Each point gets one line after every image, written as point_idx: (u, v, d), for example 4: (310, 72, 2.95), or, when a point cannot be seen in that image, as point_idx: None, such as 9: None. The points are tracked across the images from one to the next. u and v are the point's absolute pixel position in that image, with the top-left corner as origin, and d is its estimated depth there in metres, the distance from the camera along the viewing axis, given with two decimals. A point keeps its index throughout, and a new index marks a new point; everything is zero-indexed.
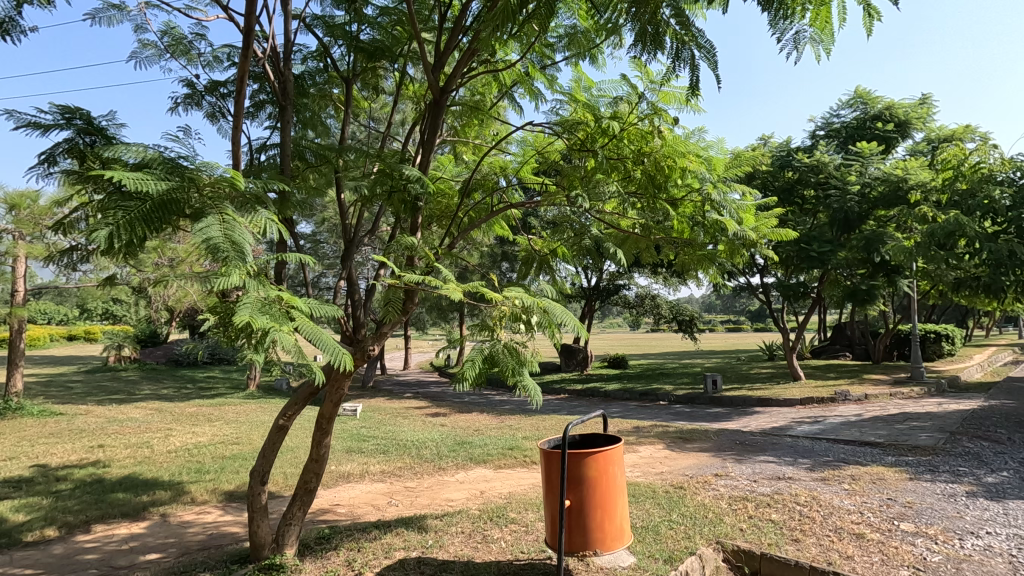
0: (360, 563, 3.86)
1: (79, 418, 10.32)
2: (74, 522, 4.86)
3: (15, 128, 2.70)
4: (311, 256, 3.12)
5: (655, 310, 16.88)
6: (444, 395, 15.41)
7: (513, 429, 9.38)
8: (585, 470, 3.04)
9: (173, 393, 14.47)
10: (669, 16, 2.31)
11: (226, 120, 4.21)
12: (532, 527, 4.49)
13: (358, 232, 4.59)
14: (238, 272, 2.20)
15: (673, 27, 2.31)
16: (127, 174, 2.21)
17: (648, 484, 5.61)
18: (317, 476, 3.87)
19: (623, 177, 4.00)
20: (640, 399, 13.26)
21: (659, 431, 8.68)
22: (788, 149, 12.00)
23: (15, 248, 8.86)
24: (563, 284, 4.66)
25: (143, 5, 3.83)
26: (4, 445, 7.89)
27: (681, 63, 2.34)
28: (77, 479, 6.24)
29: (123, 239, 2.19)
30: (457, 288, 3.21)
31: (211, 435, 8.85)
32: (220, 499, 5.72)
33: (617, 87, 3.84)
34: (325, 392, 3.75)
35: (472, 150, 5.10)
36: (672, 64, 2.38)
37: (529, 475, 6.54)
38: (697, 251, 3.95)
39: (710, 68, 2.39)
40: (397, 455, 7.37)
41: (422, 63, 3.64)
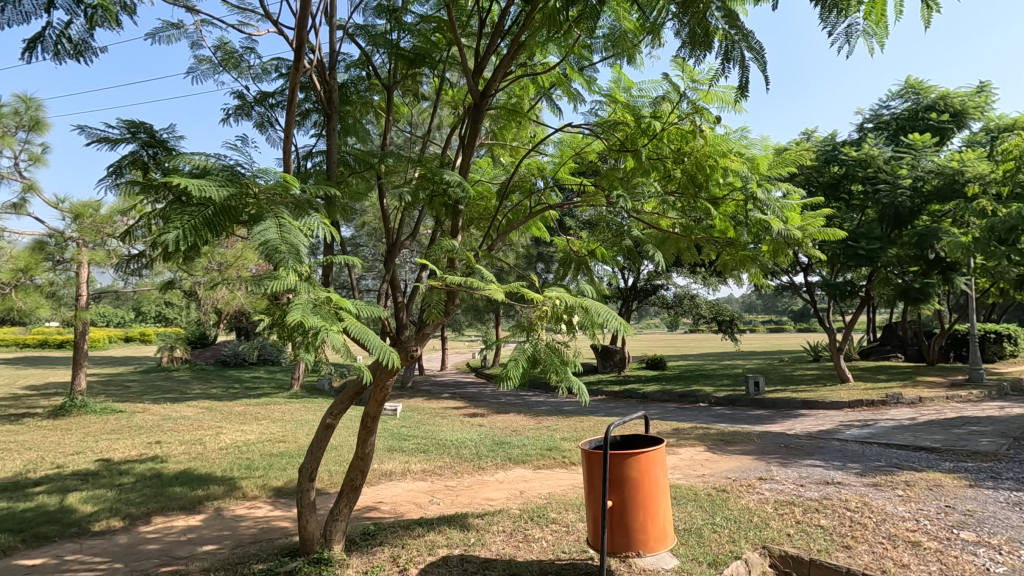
0: (405, 559, 3.94)
1: (137, 415, 10.87)
2: (137, 514, 5.14)
3: (86, 143, 2.91)
4: (358, 259, 3.21)
5: (695, 310, 16.57)
6: (480, 396, 15.57)
7: (550, 431, 9.37)
8: (628, 470, 3.01)
9: (222, 392, 15.03)
10: (718, 21, 2.30)
11: (274, 130, 4.38)
12: (573, 527, 4.50)
13: (400, 235, 4.68)
14: (293, 273, 2.30)
15: (721, 27, 2.30)
16: (191, 180, 2.34)
17: (690, 486, 5.53)
18: (362, 473, 3.97)
19: (663, 176, 3.97)
20: (680, 401, 13.06)
21: (699, 433, 8.53)
22: (834, 143, 11.57)
23: (78, 255, 9.41)
24: (601, 285, 4.62)
25: (198, 22, 4.03)
26: (71, 440, 8.39)
27: (731, 63, 2.32)
28: (138, 473, 6.59)
29: (188, 242, 2.32)
30: (500, 289, 3.26)
31: (259, 433, 9.18)
32: (270, 495, 5.94)
33: (657, 87, 3.82)
34: (370, 391, 3.85)
35: (510, 153, 5.15)
36: (722, 65, 2.35)
37: (568, 476, 6.55)
38: (739, 250, 3.89)
39: (760, 69, 2.36)
40: (437, 455, 7.47)
41: (463, 69, 3.70)
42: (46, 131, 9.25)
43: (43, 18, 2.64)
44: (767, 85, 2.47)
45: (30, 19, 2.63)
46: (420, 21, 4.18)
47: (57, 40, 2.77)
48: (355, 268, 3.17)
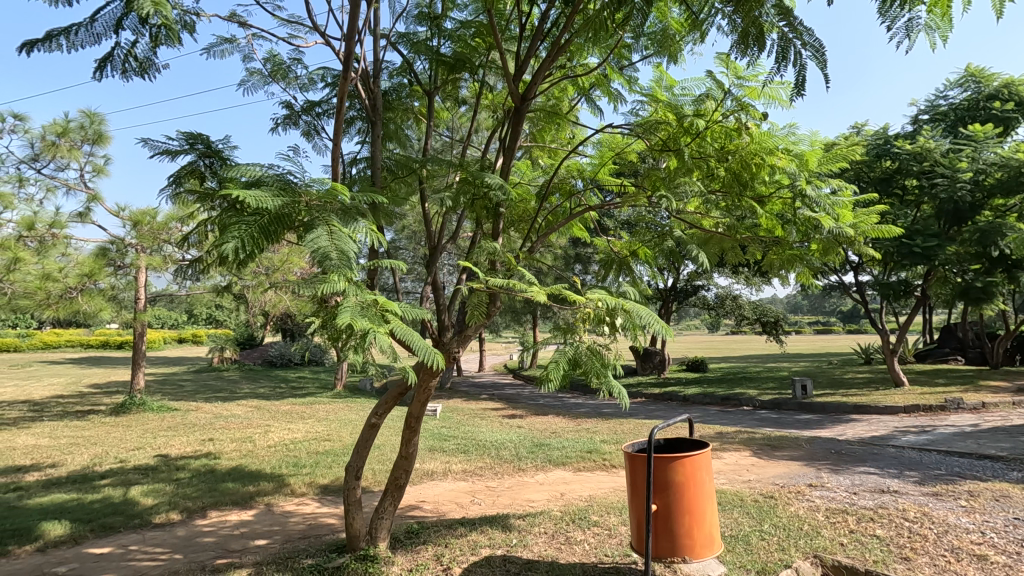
0: (449, 559, 3.99)
1: (192, 413, 11.39)
2: (194, 508, 5.38)
3: (150, 156, 3.09)
4: (403, 263, 3.25)
5: (738, 311, 16.18)
6: (518, 398, 15.62)
7: (590, 433, 9.32)
8: (672, 475, 2.96)
9: (269, 392, 15.55)
10: (774, 18, 2.25)
11: (320, 137, 4.53)
12: (616, 531, 4.47)
13: (442, 238, 4.73)
14: (345, 278, 2.37)
15: (777, 25, 2.25)
16: (248, 191, 2.45)
17: (735, 492, 5.40)
18: (406, 472, 4.04)
19: (706, 175, 3.89)
20: (722, 404, 12.76)
21: (744, 437, 8.33)
22: (886, 136, 11.13)
23: (137, 260, 9.94)
24: (643, 286, 4.55)
25: (250, 37, 4.20)
26: (133, 436, 8.85)
27: (786, 63, 2.27)
28: (193, 469, 6.90)
29: (247, 250, 2.43)
30: (543, 291, 3.27)
31: (305, 431, 9.46)
32: (317, 492, 6.12)
33: (701, 85, 3.75)
34: (414, 392, 3.92)
35: (549, 155, 5.16)
36: (777, 65, 2.31)
37: (608, 478, 6.51)
38: (787, 250, 3.80)
39: (820, 67, 2.29)
40: (477, 455, 7.53)
41: (504, 74, 3.73)
42: (108, 144, 9.80)
43: (112, 38, 2.80)
44: (827, 83, 2.39)
45: (102, 40, 2.80)
46: (460, 27, 4.24)
47: (125, 58, 2.93)
48: (400, 271, 3.22)
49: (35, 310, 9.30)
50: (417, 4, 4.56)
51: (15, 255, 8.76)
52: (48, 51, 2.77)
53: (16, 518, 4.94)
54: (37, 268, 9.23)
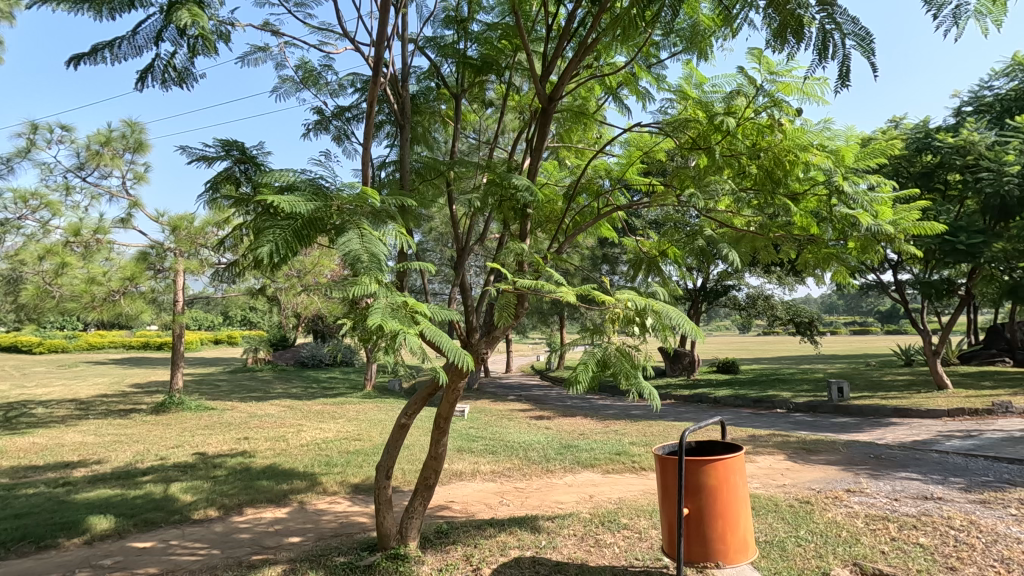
0: (478, 559, 4.01)
1: (227, 412, 11.71)
2: (230, 505, 5.53)
3: (188, 163, 3.20)
4: (432, 265, 3.27)
5: (770, 312, 15.83)
6: (546, 399, 15.59)
7: (619, 435, 9.23)
8: (704, 478, 2.90)
9: (302, 392, 15.87)
10: (813, 9, 2.19)
11: (350, 142, 4.60)
12: (646, 534, 4.41)
13: (469, 239, 4.74)
14: (376, 280, 2.39)
15: (816, 18, 2.18)
16: (282, 196, 2.51)
17: (769, 496, 5.28)
18: (435, 472, 4.07)
19: (737, 173, 3.81)
20: (755, 406, 12.49)
21: (778, 440, 8.14)
22: (926, 130, 10.75)
23: (176, 264, 10.26)
24: (672, 286, 4.49)
25: (282, 45, 4.29)
26: (172, 434, 9.15)
27: (826, 56, 2.21)
28: (229, 467, 7.09)
29: (282, 254, 2.49)
30: (571, 292, 3.25)
31: (336, 431, 9.62)
32: (348, 491, 6.22)
33: (732, 81, 3.68)
34: (443, 393, 3.94)
35: (575, 155, 5.13)
36: (817, 58, 2.24)
37: (638, 481, 6.44)
38: (822, 248, 3.71)
39: (865, 57, 2.20)
40: (505, 456, 7.54)
41: (531, 76, 3.73)
42: (148, 152, 10.16)
43: (152, 50, 2.91)
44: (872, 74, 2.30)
45: (143, 52, 2.90)
46: (486, 29, 4.25)
47: (165, 69, 3.04)
48: (429, 272, 3.24)
49: (82, 313, 9.74)
50: (444, 8, 4.60)
51: (61, 259, 9.37)
52: (94, 64, 2.89)
53: (65, 512, 5.16)
54: (83, 272, 9.68)
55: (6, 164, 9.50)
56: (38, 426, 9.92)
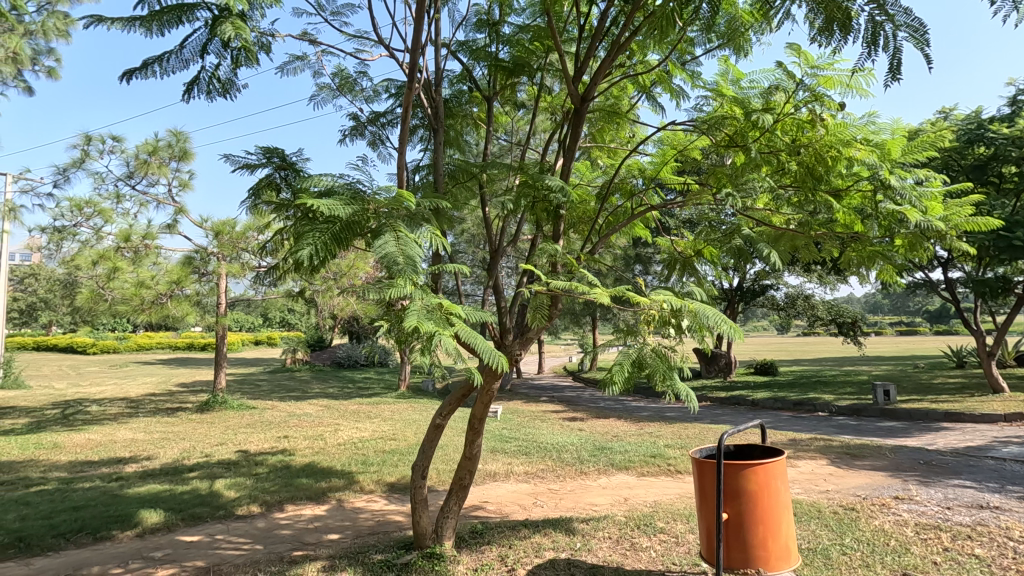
0: (512, 560, 4.02)
1: (268, 411, 12.05)
2: (272, 502, 5.69)
3: (232, 170, 3.32)
4: (466, 266, 3.30)
5: (810, 312, 15.36)
6: (578, 400, 15.50)
7: (653, 437, 9.12)
8: (744, 482, 2.82)
9: (338, 392, 16.21)
10: (861, 1, 2.12)
11: (385, 147, 4.68)
12: (683, 539, 4.35)
13: (502, 241, 4.75)
14: (411, 282, 2.43)
15: (864, 8, 2.11)
16: (321, 200, 2.57)
17: (811, 502, 5.12)
18: (470, 473, 4.10)
19: (776, 170, 3.71)
20: (795, 409, 12.14)
21: (820, 444, 7.90)
22: (978, 120, 10.23)
23: (219, 268, 10.61)
24: (709, 287, 4.39)
25: (320, 53, 4.40)
26: (216, 432, 9.47)
27: (876, 50, 2.14)
28: (271, 464, 7.30)
29: (321, 257, 2.56)
30: (604, 292, 3.24)
31: (372, 430, 9.80)
32: (384, 490, 6.33)
33: (770, 76, 3.59)
34: (477, 394, 3.97)
35: (608, 154, 5.09)
36: (867, 52, 2.17)
37: (674, 484, 6.34)
38: (867, 246, 3.59)
39: (918, 48, 2.12)
40: (538, 457, 7.53)
41: (564, 76, 3.71)
42: (191, 160, 10.55)
43: (198, 63, 3.02)
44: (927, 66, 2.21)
45: (189, 65, 3.02)
46: (518, 32, 4.26)
47: (210, 80, 3.15)
48: (463, 274, 3.27)
49: (131, 315, 10.21)
50: (476, 12, 4.63)
51: (113, 264, 9.74)
52: (145, 77, 3.02)
53: (119, 505, 5.41)
54: (133, 276, 10.11)
55: (63, 174, 10.02)
56: (93, 423, 10.42)
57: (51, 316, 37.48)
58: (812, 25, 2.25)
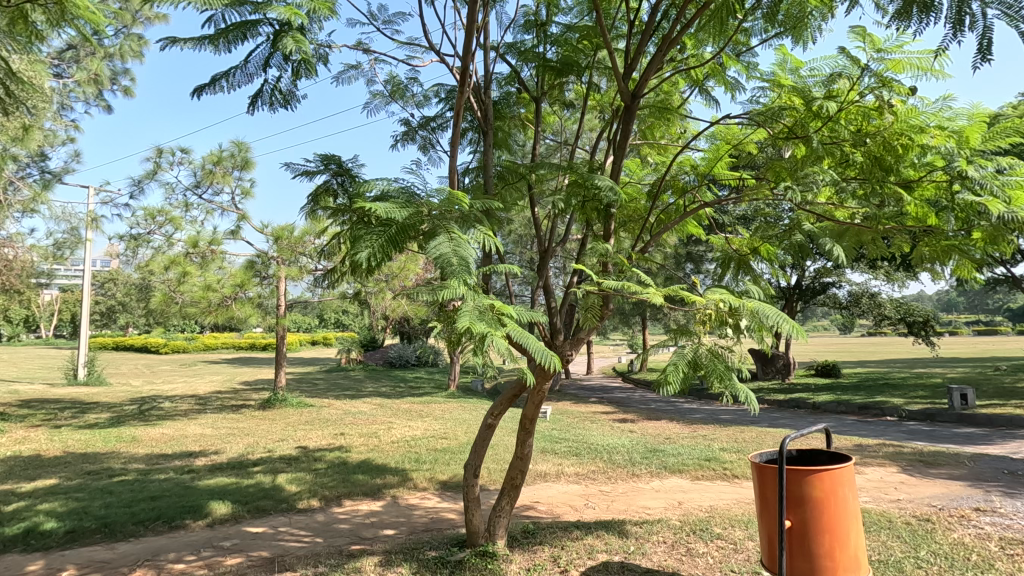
0: (565, 561, 4.00)
1: (324, 409, 12.49)
2: (330, 497, 5.90)
3: (293, 177, 3.46)
4: (518, 267, 3.31)
5: (876, 311, 14.54)
6: (628, 401, 15.27)
7: (707, 440, 8.89)
8: (808, 489, 2.68)
9: (391, 391, 16.61)
10: None
11: (435, 150, 4.77)
12: (742, 546, 4.21)
13: (552, 241, 4.72)
14: (464, 283, 2.47)
15: None
16: (378, 204, 2.64)
17: (881, 511, 4.86)
18: (522, 473, 4.11)
19: (840, 161, 3.53)
20: (860, 413, 11.53)
21: (889, 451, 7.47)
22: None
23: (278, 271, 11.05)
24: (766, 286, 4.22)
25: (372, 61, 4.53)
26: (278, 428, 9.89)
27: (964, 32, 2.01)
28: (329, 460, 7.57)
29: (378, 259, 2.63)
30: (657, 292, 3.18)
31: (424, 429, 9.99)
32: (437, 487, 6.44)
33: (832, 63, 3.43)
34: (528, 394, 3.98)
35: (659, 151, 4.99)
36: (953, 34, 2.04)
37: (730, 489, 6.14)
38: (941, 240, 3.34)
39: (1013, 26, 1.97)
40: (589, 459, 7.47)
41: (613, 73, 3.66)
42: (252, 169, 11.05)
43: (262, 76, 3.17)
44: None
45: (253, 78, 3.17)
46: (566, 31, 4.24)
47: (272, 93, 3.30)
48: (515, 275, 3.28)
49: (200, 316, 10.82)
50: (524, 13, 4.64)
51: (183, 268, 10.49)
52: (214, 93, 3.20)
53: (191, 496, 5.75)
54: (200, 279, 10.73)
55: (138, 186, 10.75)
56: (166, 418, 11.09)
57: (128, 317, 40.21)
58: (887, 7, 2.14)
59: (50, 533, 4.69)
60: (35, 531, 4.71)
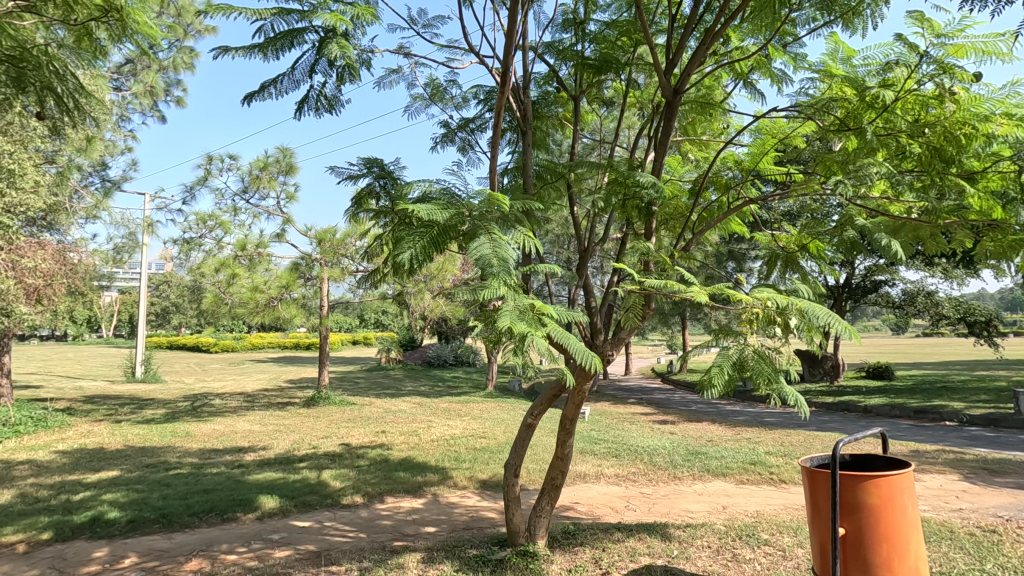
0: (607, 563, 3.96)
1: (366, 407, 12.77)
2: (373, 493, 6.01)
3: (337, 181, 3.56)
4: (559, 268, 3.30)
5: (934, 310, 13.83)
6: (669, 402, 15.03)
7: (752, 443, 8.65)
8: (864, 496, 2.55)
9: (430, 390, 16.84)
10: None
11: (474, 151, 4.81)
12: (791, 553, 4.08)
13: (592, 241, 4.67)
14: (504, 283, 2.47)
15: None
16: (420, 206, 2.67)
17: (941, 521, 4.61)
18: (562, 473, 4.09)
19: (896, 153, 3.36)
20: (916, 417, 10.99)
21: (950, 457, 7.09)
22: None
23: (321, 272, 11.35)
24: (816, 284, 4.05)
25: (413, 65, 4.60)
26: (321, 426, 10.16)
27: None
28: (371, 457, 7.73)
29: (420, 260, 2.66)
30: (700, 291, 3.11)
31: (463, 428, 10.07)
32: (477, 486, 6.49)
33: (888, 51, 3.28)
34: (568, 395, 3.96)
35: (701, 148, 4.88)
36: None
37: (777, 494, 5.96)
38: (1008, 235, 3.14)
39: None
40: (629, 460, 7.38)
41: (655, 69, 3.59)
42: (296, 173, 11.39)
43: (308, 82, 3.26)
44: None
45: (300, 84, 3.26)
46: (605, 28, 4.19)
47: (318, 98, 3.39)
48: (556, 275, 3.28)
49: (248, 316, 11.23)
50: (562, 12, 4.61)
51: (232, 271, 10.95)
52: (263, 100, 3.31)
53: (241, 490, 5.97)
54: (248, 281, 11.13)
55: (190, 192, 11.24)
56: (217, 415, 11.55)
57: (181, 318, 42.06)
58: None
59: (114, 522, 4.95)
60: (100, 520, 4.98)
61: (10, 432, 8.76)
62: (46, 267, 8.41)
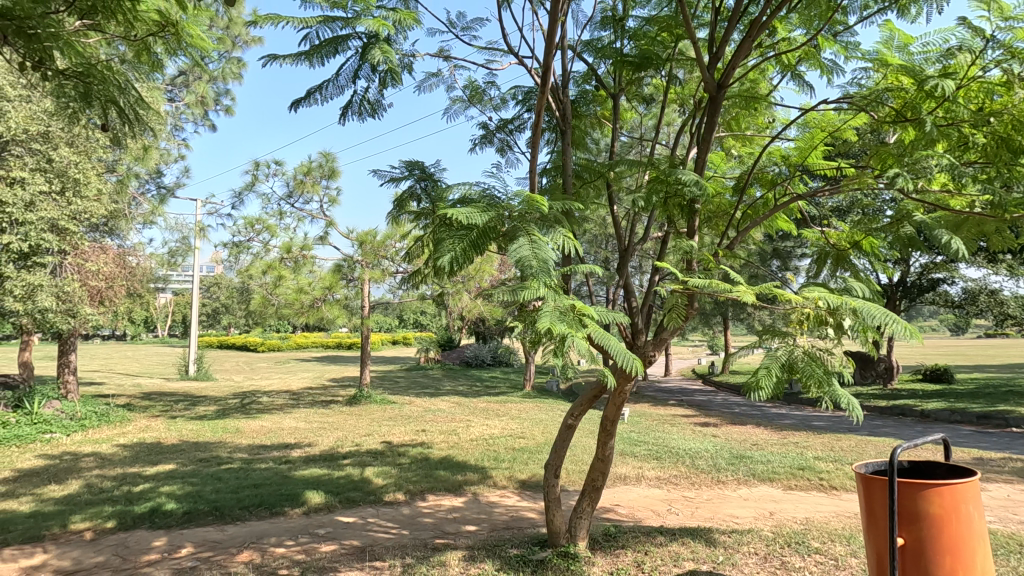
0: (649, 566, 3.90)
1: (406, 406, 12.96)
2: (414, 491, 6.10)
3: (380, 183, 3.64)
4: (599, 268, 3.28)
5: (997, 309, 13.04)
6: (711, 404, 14.68)
7: (800, 447, 8.36)
8: (925, 505, 2.41)
9: (468, 390, 16.97)
10: None
11: (513, 152, 4.81)
12: (844, 562, 3.92)
13: (631, 240, 4.59)
14: (544, 284, 2.47)
15: None
16: (460, 210, 2.69)
17: (1008, 533, 4.35)
18: (603, 474, 4.05)
19: (958, 144, 3.18)
20: (979, 423, 10.38)
21: (1017, 466, 6.67)
22: None
23: (362, 273, 11.59)
24: (871, 282, 3.88)
25: (452, 68, 4.63)
26: (364, 424, 10.39)
27: None
28: (412, 455, 7.86)
29: (460, 262, 2.68)
30: (746, 290, 3.02)
31: (501, 428, 10.11)
32: (516, 486, 6.51)
33: (949, 37, 3.11)
34: (609, 395, 3.92)
35: (745, 144, 4.73)
36: None
37: (828, 501, 5.74)
38: None
39: None
40: (671, 463, 7.25)
41: (697, 64, 3.51)
42: (338, 177, 11.68)
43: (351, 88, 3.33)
44: None
45: (344, 90, 3.34)
46: (645, 24, 4.13)
47: (360, 103, 3.47)
48: (597, 276, 3.26)
49: (293, 317, 11.59)
50: (601, 10, 4.56)
51: (278, 273, 11.31)
52: (309, 105, 3.40)
53: (288, 485, 6.16)
54: (293, 282, 11.48)
55: (239, 198, 11.69)
56: (265, 411, 11.98)
57: (230, 318, 43.75)
58: None
59: (171, 513, 5.19)
60: (158, 511, 5.23)
61: (77, 426, 9.34)
62: (108, 270, 8.90)
